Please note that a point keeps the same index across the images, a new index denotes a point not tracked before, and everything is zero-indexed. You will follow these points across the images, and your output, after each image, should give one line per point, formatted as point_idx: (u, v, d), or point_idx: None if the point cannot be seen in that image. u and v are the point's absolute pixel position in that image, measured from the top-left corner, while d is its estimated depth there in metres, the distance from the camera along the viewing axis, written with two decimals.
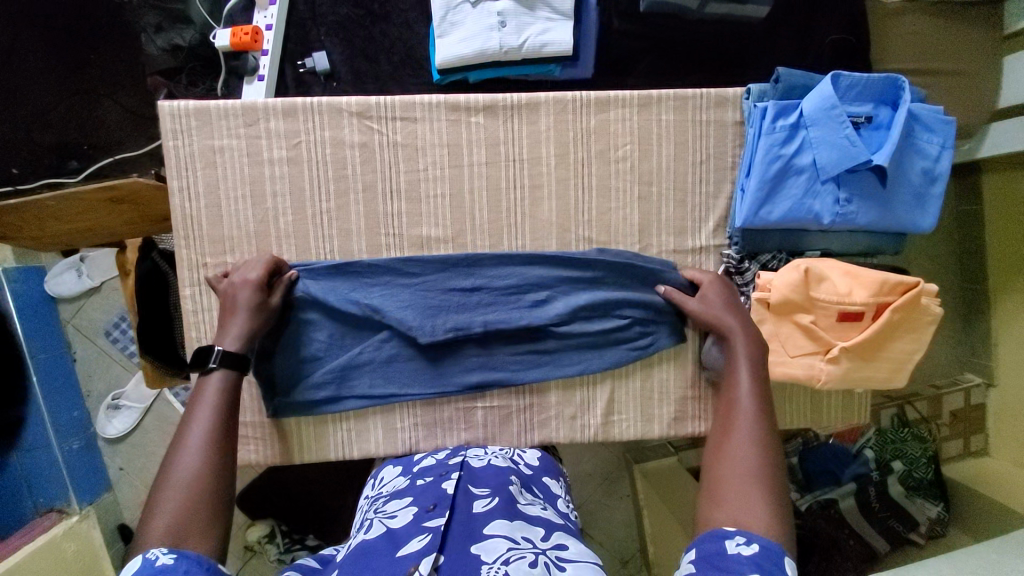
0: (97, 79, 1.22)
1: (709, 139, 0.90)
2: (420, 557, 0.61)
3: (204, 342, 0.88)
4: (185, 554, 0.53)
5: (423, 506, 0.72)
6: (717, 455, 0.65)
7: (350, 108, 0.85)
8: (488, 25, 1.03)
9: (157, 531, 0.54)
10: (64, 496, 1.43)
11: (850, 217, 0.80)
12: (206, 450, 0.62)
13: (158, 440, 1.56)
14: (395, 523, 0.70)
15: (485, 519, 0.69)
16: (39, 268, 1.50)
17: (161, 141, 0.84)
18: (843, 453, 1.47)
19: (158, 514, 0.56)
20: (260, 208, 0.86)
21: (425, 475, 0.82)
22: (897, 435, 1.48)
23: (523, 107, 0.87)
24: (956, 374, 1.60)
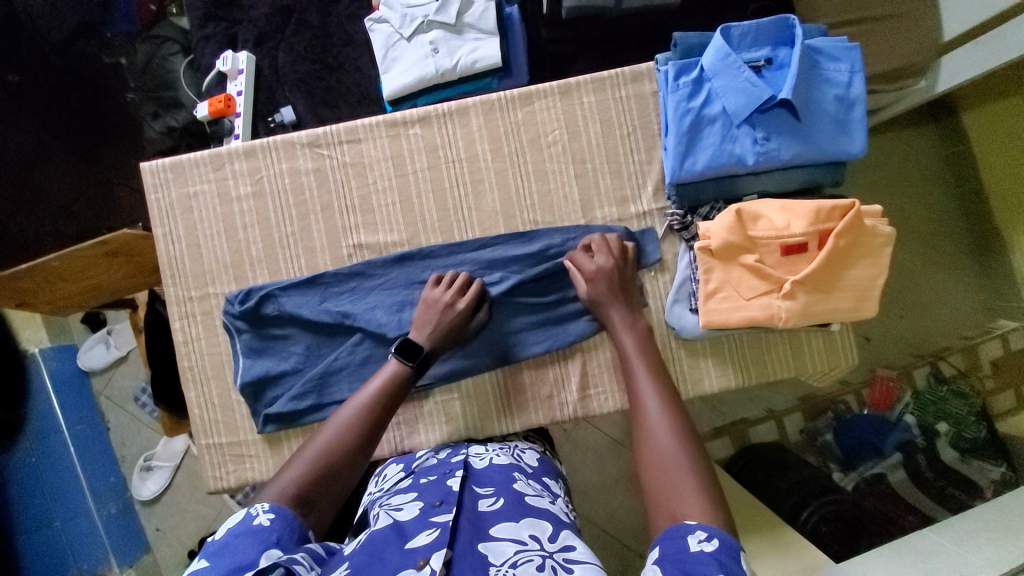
0: (108, 169, 1.30)
1: (632, 112, 0.96)
2: (430, 551, 0.58)
3: (197, 370, 0.96)
4: (278, 516, 0.61)
5: (430, 502, 0.69)
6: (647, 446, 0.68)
7: (302, 140, 0.95)
8: (423, 54, 1.14)
9: (288, 477, 0.67)
10: (104, 560, 1.49)
11: (772, 153, 0.83)
12: (348, 430, 0.74)
13: (190, 496, 1.63)
14: (401, 516, 0.67)
15: (494, 520, 0.66)
16: (71, 346, 1.64)
17: (145, 196, 0.96)
18: (880, 423, 1.42)
19: (295, 464, 0.69)
20: (234, 240, 0.95)
21: (429, 475, 0.79)
22: (935, 395, 1.43)
23: (454, 113, 0.96)
24: (987, 323, 1.50)
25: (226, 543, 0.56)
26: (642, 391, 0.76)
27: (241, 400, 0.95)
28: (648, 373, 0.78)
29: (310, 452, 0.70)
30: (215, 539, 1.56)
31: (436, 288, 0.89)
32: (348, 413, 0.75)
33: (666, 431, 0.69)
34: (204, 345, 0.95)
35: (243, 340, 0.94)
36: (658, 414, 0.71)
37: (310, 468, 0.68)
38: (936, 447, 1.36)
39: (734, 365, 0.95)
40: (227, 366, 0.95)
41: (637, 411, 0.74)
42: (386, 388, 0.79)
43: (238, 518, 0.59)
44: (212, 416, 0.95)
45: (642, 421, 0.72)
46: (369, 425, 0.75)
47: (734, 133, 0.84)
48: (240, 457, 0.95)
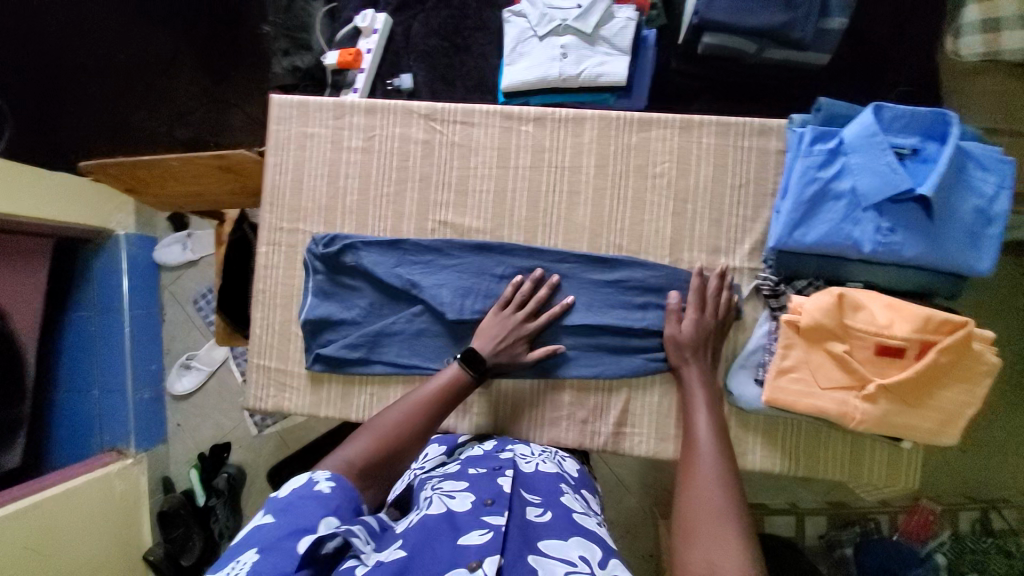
0: (232, 92, 1.44)
1: (749, 165, 0.92)
2: (483, 555, 0.59)
3: (266, 295, 1.00)
4: (336, 486, 0.68)
5: (480, 497, 0.69)
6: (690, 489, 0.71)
7: (420, 111, 0.99)
8: (551, 56, 1.15)
9: (349, 452, 0.75)
10: (125, 439, 1.61)
11: (893, 248, 0.78)
12: (406, 417, 0.81)
13: (215, 404, 1.72)
14: (453, 506, 0.68)
15: (541, 534, 0.66)
16: (152, 238, 1.76)
17: (268, 124, 1.02)
18: (909, 554, 1.27)
19: (355, 440, 0.77)
20: (334, 185, 1.00)
21: (478, 466, 0.79)
22: (977, 544, 1.28)
23: (569, 121, 0.96)
24: None
25: (292, 502, 0.64)
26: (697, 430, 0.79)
27: (296, 334, 0.99)
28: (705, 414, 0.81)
29: (370, 432, 0.78)
30: (223, 452, 1.64)
31: (507, 310, 0.91)
32: (409, 402, 0.83)
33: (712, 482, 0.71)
34: (280, 274, 1.00)
35: (315, 280, 0.97)
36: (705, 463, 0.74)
37: (371, 446, 0.77)
38: None
39: (783, 449, 0.90)
40: (294, 299, 1.00)
41: (689, 455, 0.77)
42: (450, 387, 0.85)
43: (302, 481, 0.68)
44: (267, 341, 1.00)
45: (690, 468, 0.74)
46: (428, 417, 0.82)
47: (858, 215, 0.79)
48: (283, 384, 0.99)
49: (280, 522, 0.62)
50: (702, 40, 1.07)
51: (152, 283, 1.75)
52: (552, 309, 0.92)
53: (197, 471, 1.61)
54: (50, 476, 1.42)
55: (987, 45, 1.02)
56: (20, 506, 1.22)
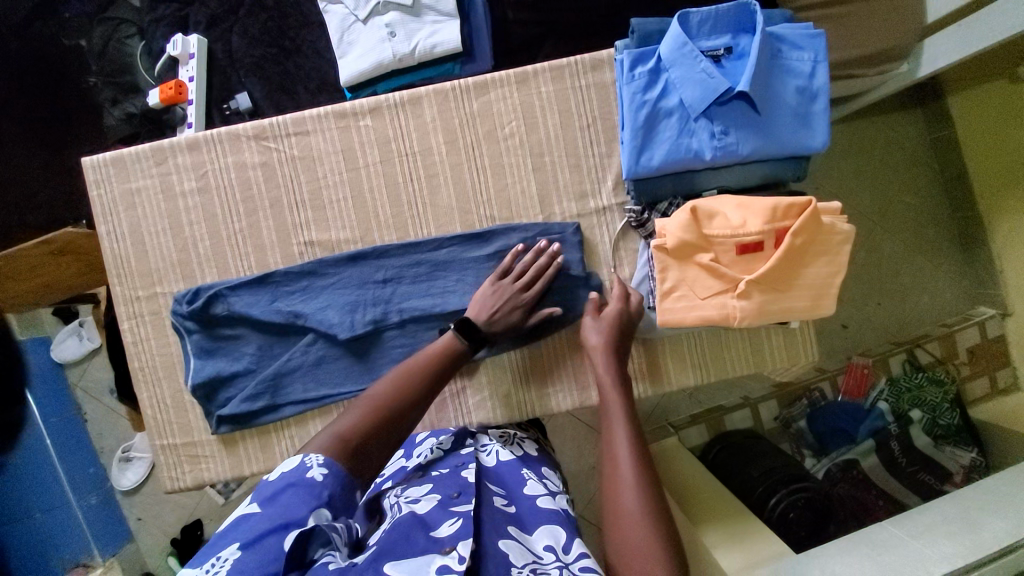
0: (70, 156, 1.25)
1: (592, 102, 0.91)
2: (456, 539, 0.57)
3: (147, 371, 0.94)
4: (331, 472, 0.61)
5: (446, 493, 0.67)
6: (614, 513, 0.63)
7: (247, 133, 0.91)
8: (380, 38, 1.08)
9: (338, 429, 0.67)
10: (87, 550, 1.54)
11: (730, 149, 0.80)
12: (398, 388, 0.74)
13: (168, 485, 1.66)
14: (419, 507, 0.65)
15: (507, 523, 0.66)
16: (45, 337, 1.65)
17: (86, 192, 0.92)
18: (855, 410, 1.40)
19: (342, 418, 0.69)
20: (180, 237, 0.92)
21: (441, 467, 0.77)
22: (910, 382, 1.40)
23: (406, 103, 0.91)
24: (968, 310, 1.52)
25: (283, 489, 0.58)
26: (615, 438, 0.70)
27: (194, 401, 0.94)
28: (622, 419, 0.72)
29: (359, 407, 0.71)
30: (196, 528, 1.60)
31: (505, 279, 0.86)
32: (402, 372, 0.76)
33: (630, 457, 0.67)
34: (155, 345, 0.93)
35: (193, 341, 0.91)
36: (621, 430, 0.70)
37: (362, 421, 0.69)
38: (908, 433, 1.31)
39: (694, 361, 0.95)
40: (179, 367, 0.93)
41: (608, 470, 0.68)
42: (443, 356, 0.80)
43: (295, 464, 0.61)
44: (166, 417, 0.94)
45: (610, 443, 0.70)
46: (425, 386, 0.76)
47: (692, 127, 0.81)
48: (195, 458, 0.95)
49: (269, 512, 0.56)
50: None
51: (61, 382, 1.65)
52: (547, 272, 0.88)
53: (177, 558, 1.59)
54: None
55: None
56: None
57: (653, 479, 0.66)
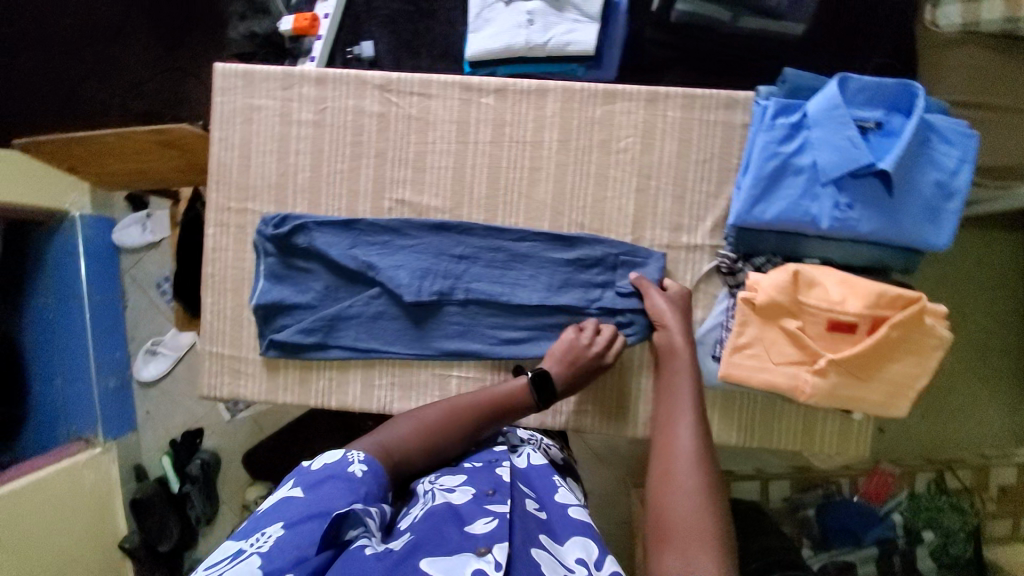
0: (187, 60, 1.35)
1: (714, 139, 0.90)
2: (492, 541, 0.57)
3: (217, 279, 0.96)
4: (370, 470, 0.66)
5: (481, 489, 0.68)
6: (668, 489, 0.69)
7: (375, 82, 0.92)
8: (518, 23, 1.08)
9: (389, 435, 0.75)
10: (93, 427, 1.69)
11: (849, 224, 0.78)
12: (446, 414, 0.79)
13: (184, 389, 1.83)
14: (454, 498, 0.66)
15: (539, 529, 0.65)
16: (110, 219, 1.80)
17: (211, 96, 0.95)
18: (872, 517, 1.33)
19: (395, 426, 0.77)
20: (283, 162, 0.95)
21: (475, 459, 0.78)
22: (931, 503, 1.30)
23: (532, 92, 0.90)
24: (1011, 449, 1.44)
25: (322, 479, 0.63)
26: (679, 425, 0.75)
27: (250, 318, 0.96)
28: (687, 407, 0.77)
29: (410, 420, 0.78)
30: (195, 437, 1.79)
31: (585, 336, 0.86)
32: (455, 403, 0.81)
33: (689, 437, 0.74)
34: (232, 257, 0.96)
35: (268, 263, 0.94)
36: (685, 421, 0.75)
37: (408, 437, 0.76)
38: (914, 552, 1.25)
39: (741, 422, 0.92)
40: (247, 283, 0.96)
41: (666, 449, 0.73)
42: (495, 398, 0.82)
43: (337, 458, 0.66)
44: (222, 326, 0.97)
45: (669, 422, 0.77)
46: (467, 424, 0.80)
47: (817, 191, 0.79)
48: (236, 372, 0.97)
49: (309, 498, 0.60)
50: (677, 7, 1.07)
51: (112, 268, 1.80)
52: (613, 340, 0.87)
53: (169, 457, 1.77)
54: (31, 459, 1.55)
55: (966, 17, 1.07)
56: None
57: (711, 468, 0.71)
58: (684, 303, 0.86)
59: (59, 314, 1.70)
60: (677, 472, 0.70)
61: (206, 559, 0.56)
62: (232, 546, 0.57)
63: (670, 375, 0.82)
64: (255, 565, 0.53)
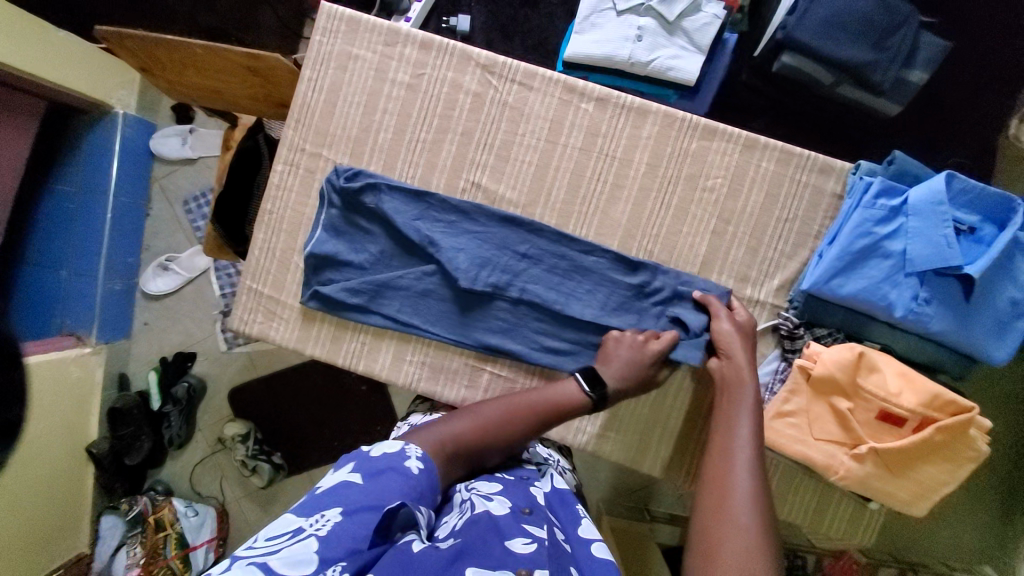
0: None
1: (802, 201, 0.88)
2: (534, 565, 0.56)
3: (275, 216, 0.94)
4: (426, 468, 0.65)
5: (518, 506, 0.68)
6: (717, 519, 0.65)
7: (479, 60, 0.89)
8: (624, 36, 1.03)
9: (440, 435, 0.72)
10: (88, 326, 1.67)
11: (922, 319, 0.78)
12: (499, 417, 0.77)
13: (188, 309, 1.81)
14: (493, 508, 0.65)
15: (573, 562, 0.64)
16: (150, 124, 1.78)
17: (310, 33, 0.92)
18: None
19: (445, 427, 0.74)
20: (368, 117, 0.92)
21: (503, 472, 0.78)
22: None
23: (633, 109, 0.87)
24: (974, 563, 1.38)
25: (384, 469, 0.62)
26: (735, 456, 0.71)
27: (298, 265, 0.94)
28: (751, 440, 0.72)
29: (461, 420, 0.76)
30: (187, 360, 1.76)
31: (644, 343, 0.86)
32: (508, 407, 0.78)
33: (746, 471, 0.68)
34: (295, 200, 0.94)
35: (329, 214, 0.91)
36: (744, 453, 0.71)
37: (459, 437, 0.73)
38: None
39: None
40: (303, 229, 0.94)
41: (717, 478, 0.69)
42: (551, 404, 0.80)
43: (397, 450, 0.66)
44: (267, 265, 0.95)
45: (726, 449, 0.72)
46: (519, 429, 0.77)
47: (898, 279, 0.79)
48: (271, 314, 0.95)
49: (369, 487, 0.59)
50: (780, 58, 1.05)
51: (143, 173, 1.78)
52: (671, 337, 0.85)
53: (157, 373, 1.73)
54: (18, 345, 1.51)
55: None
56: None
57: (767, 504, 0.66)
58: (751, 331, 0.84)
59: (81, 208, 1.65)
60: (732, 504, 0.65)
61: (263, 529, 0.56)
62: (293, 520, 0.56)
63: (726, 403, 0.78)
64: (313, 548, 0.52)
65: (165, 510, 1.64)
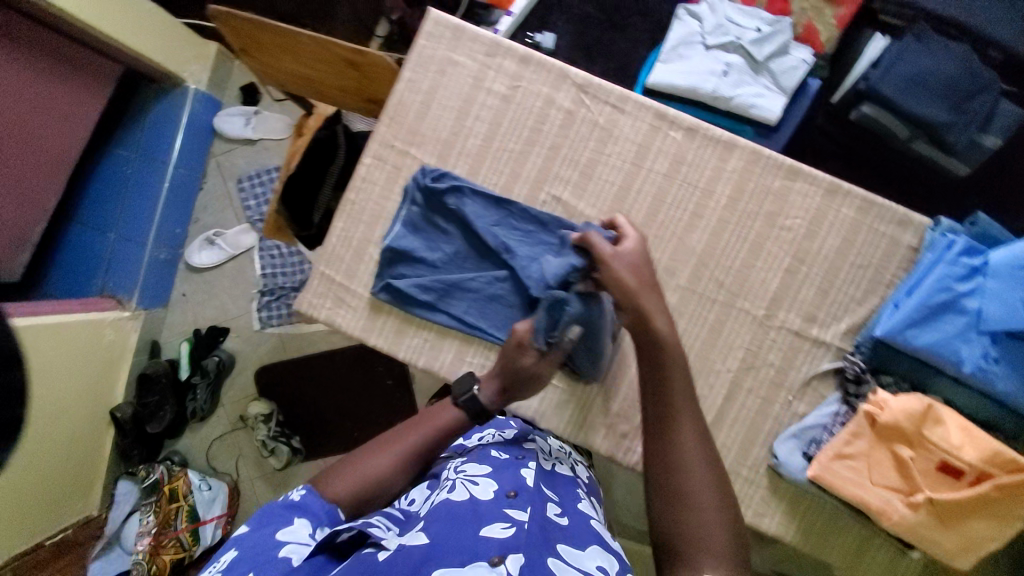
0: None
1: (876, 249, 0.89)
2: (505, 552, 0.58)
3: (357, 207, 0.96)
4: (308, 494, 0.71)
5: (504, 489, 0.72)
6: (679, 505, 0.67)
7: (575, 79, 0.93)
8: (711, 69, 1.08)
9: (345, 464, 0.77)
10: (128, 291, 1.69)
11: (991, 378, 0.79)
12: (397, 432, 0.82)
13: (226, 284, 1.83)
14: (476, 493, 0.71)
15: (560, 537, 0.66)
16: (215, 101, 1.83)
17: (415, 37, 0.96)
18: None
19: (349, 457, 0.79)
20: (460, 121, 0.95)
21: (502, 452, 0.85)
22: None
23: (721, 143, 0.90)
24: None
25: (280, 509, 0.68)
26: (684, 441, 0.70)
27: (372, 258, 0.97)
28: (692, 419, 0.72)
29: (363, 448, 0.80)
30: (219, 335, 1.79)
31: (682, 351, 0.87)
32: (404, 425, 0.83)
33: (701, 459, 0.69)
34: (377, 193, 0.96)
35: (410, 211, 0.94)
36: (689, 436, 0.71)
37: (359, 461, 0.78)
38: None
39: (805, 523, 0.90)
40: (382, 222, 0.96)
41: (672, 461, 0.69)
42: (437, 410, 0.84)
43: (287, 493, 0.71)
44: (342, 252, 0.97)
45: (669, 430, 0.71)
46: (412, 438, 0.82)
47: (971, 336, 0.79)
48: (340, 301, 0.97)
49: (267, 523, 0.65)
50: (860, 107, 1.09)
51: (203, 148, 1.83)
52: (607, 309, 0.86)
53: (190, 343, 1.78)
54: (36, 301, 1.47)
55: None
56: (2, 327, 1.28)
57: (721, 490, 0.69)
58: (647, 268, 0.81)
59: (136, 175, 1.68)
60: (689, 489, 0.68)
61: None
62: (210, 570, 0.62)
63: (662, 411, 0.73)
64: None
65: (179, 481, 1.63)
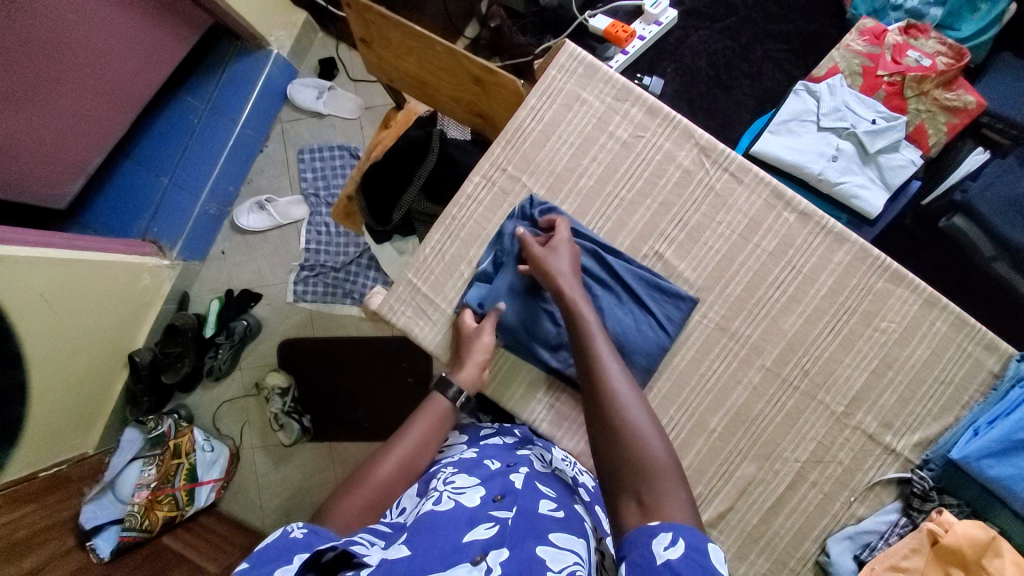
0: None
1: (962, 369, 0.90)
2: (487, 549, 0.57)
3: (457, 221, 0.97)
4: (312, 531, 0.60)
5: (490, 494, 0.68)
6: (616, 432, 0.65)
7: (699, 140, 0.93)
8: (821, 151, 1.10)
9: (342, 501, 0.69)
10: (173, 240, 1.64)
11: None
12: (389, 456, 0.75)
13: (265, 251, 1.77)
14: (464, 501, 0.66)
15: (551, 525, 0.63)
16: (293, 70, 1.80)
17: (547, 67, 0.97)
18: None
19: (342, 494, 0.71)
20: (576, 159, 0.95)
21: (493, 459, 0.79)
22: None
23: (832, 234, 0.91)
24: None
25: (270, 553, 0.56)
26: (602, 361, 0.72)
27: (463, 277, 0.95)
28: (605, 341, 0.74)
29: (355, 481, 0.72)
30: (251, 300, 1.71)
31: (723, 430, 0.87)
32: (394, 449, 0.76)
33: (614, 375, 0.70)
34: (480, 212, 0.96)
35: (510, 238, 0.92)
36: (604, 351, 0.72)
37: (356, 497, 0.70)
38: None
39: None
40: (478, 243, 0.96)
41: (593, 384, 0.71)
42: (426, 425, 0.79)
43: (273, 536, 0.59)
44: (433, 264, 0.96)
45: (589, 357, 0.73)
46: (406, 461, 0.76)
47: None
48: (422, 313, 0.96)
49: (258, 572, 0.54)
50: (952, 217, 1.13)
51: (273, 112, 1.79)
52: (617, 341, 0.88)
53: (220, 303, 1.71)
54: (73, 234, 1.41)
55: None
56: (34, 254, 1.23)
57: (636, 402, 0.68)
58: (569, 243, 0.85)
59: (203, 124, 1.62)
60: (628, 416, 0.66)
61: None
62: None
63: (591, 400, 0.69)
64: None
65: (184, 438, 1.50)
